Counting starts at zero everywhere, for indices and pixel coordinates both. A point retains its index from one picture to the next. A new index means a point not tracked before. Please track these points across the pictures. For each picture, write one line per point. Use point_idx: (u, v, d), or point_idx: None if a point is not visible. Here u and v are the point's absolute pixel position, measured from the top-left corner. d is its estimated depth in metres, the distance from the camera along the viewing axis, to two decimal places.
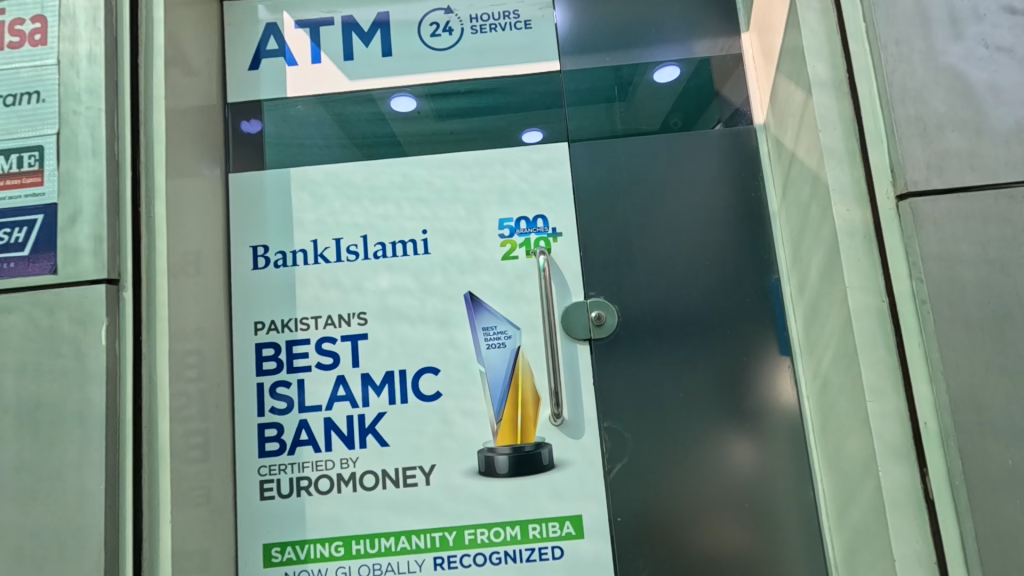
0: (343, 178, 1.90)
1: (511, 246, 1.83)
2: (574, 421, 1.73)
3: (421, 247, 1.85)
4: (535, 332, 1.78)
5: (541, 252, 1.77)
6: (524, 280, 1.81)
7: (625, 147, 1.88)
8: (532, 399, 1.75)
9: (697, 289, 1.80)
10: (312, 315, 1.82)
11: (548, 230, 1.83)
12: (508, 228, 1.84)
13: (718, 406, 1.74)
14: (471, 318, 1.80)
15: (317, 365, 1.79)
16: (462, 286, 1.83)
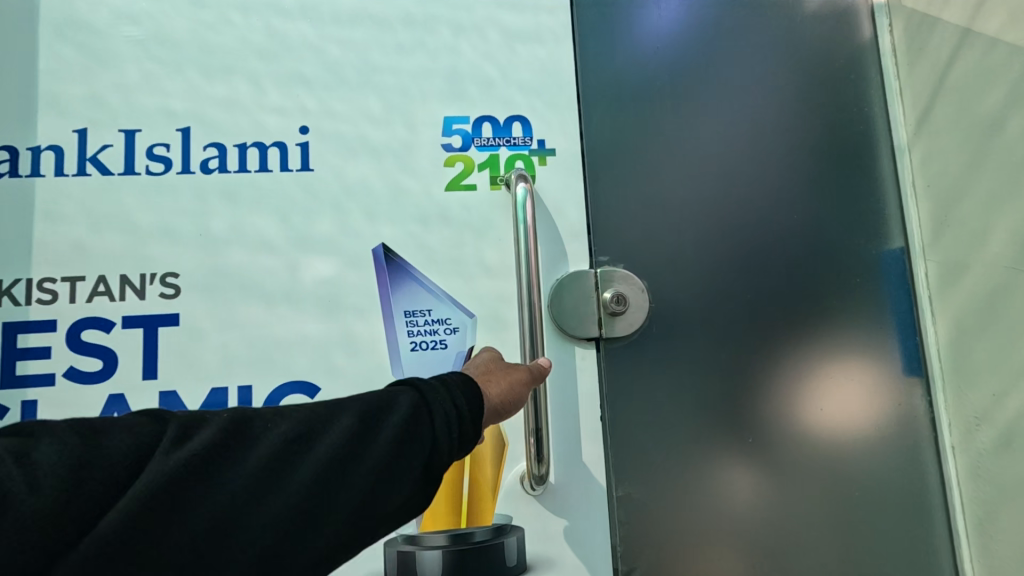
0: (147, 21, 1.01)
1: (466, 166, 1.03)
2: (566, 487, 0.96)
3: (296, 159, 1.00)
4: (500, 324, 0.99)
5: (521, 174, 0.97)
6: (484, 230, 1.01)
7: (659, 13, 1.12)
8: (490, 444, 0.96)
9: (774, 262, 1.06)
10: (65, 275, 0.93)
11: (530, 145, 1.04)
12: (460, 136, 1.03)
13: (800, 465, 1.01)
14: (385, 292, 0.98)
15: (69, 373, 0.91)
16: (370, 235, 1.00)
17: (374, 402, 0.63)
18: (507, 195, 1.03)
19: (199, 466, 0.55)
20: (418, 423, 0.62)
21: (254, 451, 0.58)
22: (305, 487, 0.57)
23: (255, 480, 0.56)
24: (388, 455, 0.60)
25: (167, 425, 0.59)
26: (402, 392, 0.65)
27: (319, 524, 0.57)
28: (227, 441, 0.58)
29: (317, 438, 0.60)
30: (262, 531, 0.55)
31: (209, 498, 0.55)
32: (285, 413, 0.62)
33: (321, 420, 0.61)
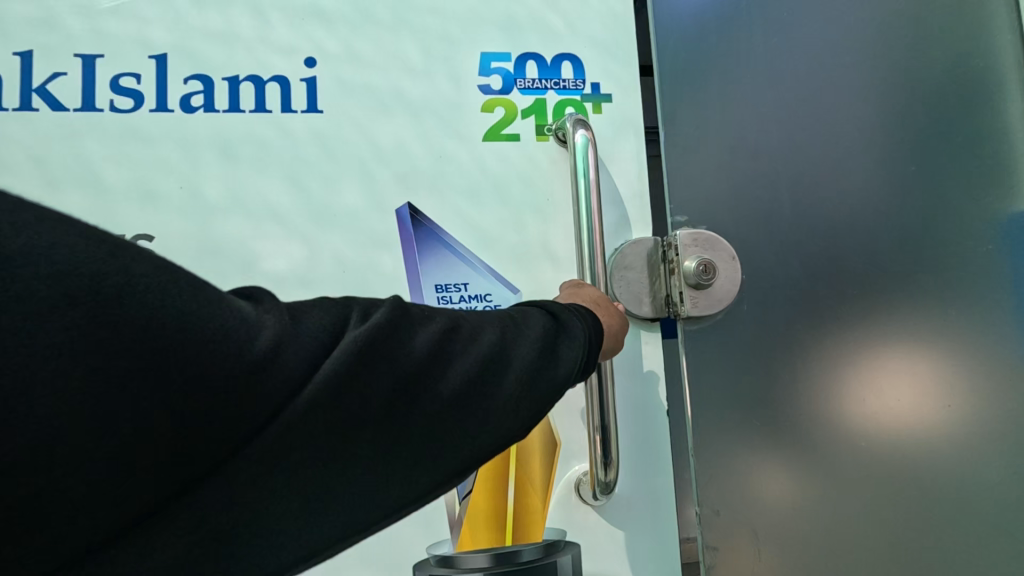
0: None
1: (507, 112, 0.86)
2: (632, 495, 0.81)
3: (301, 98, 0.82)
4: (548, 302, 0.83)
5: (578, 121, 0.81)
6: (529, 190, 0.85)
7: None
8: (539, 445, 0.81)
9: (875, 227, 0.89)
10: None
11: (582, 89, 0.87)
12: (500, 76, 0.86)
13: (895, 454, 0.85)
14: (411, 261, 0.82)
15: None
16: (392, 193, 0.82)
17: (518, 315, 0.59)
18: (557, 148, 0.86)
19: (364, 349, 0.48)
20: (569, 348, 0.59)
21: (415, 343, 0.51)
22: (462, 394, 0.51)
23: (414, 376, 0.50)
24: (541, 372, 0.55)
25: (318, 305, 0.51)
26: (540, 311, 0.61)
27: (471, 433, 0.52)
28: (389, 332, 0.50)
29: (474, 340, 0.54)
30: (422, 431, 0.50)
31: (368, 390, 0.48)
32: (430, 311, 0.56)
33: (472, 322, 0.56)
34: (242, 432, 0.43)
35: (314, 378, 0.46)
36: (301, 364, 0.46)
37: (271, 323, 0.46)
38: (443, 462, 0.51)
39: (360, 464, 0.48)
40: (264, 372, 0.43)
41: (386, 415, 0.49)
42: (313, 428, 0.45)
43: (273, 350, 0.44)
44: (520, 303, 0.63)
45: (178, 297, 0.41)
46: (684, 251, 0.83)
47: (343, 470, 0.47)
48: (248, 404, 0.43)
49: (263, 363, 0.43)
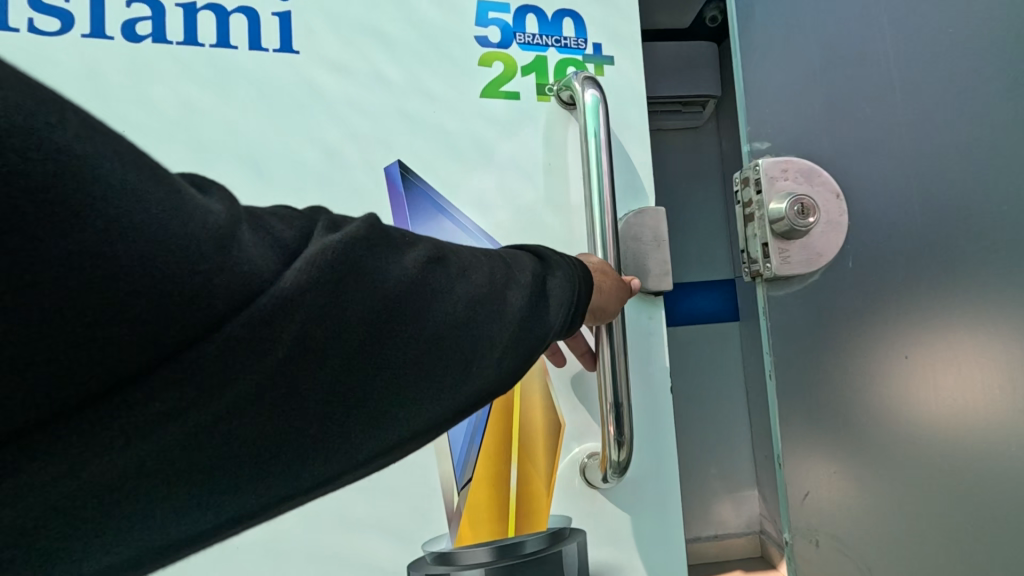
0: None
1: (506, 68, 0.78)
2: (641, 474, 0.78)
3: (270, 35, 0.71)
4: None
5: (584, 77, 0.75)
6: (529, 154, 0.79)
7: None
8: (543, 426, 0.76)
9: (959, 176, 0.76)
10: None
11: (585, 49, 0.82)
12: (498, 28, 0.78)
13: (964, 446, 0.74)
14: (403, 224, 0.73)
15: None
16: (379, 150, 0.75)
17: (511, 259, 0.52)
18: (561, 111, 0.81)
19: (341, 256, 0.39)
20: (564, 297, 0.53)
21: (398, 262, 0.43)
22: (453, 328, 0.44)
23: (398, 298, 0.41)
24: (533, 316, 0.49)
25: (288, 217, 0.43)
26: (531, 256, 0.54)
27: (452, 375, 0.44)
28: (370, 246, 0.42)
29: (466, 272, 0.47)
30: (396, 369, 0.41)
31: (332, 308, 0.38)
32: (411, 236, 0.47)
33: (461, 254, 0.48)
34: (178, 339, 0.33)
35: (278, 283, 0.36)
36: (266, 269, 0.37)
37: (233, 219, 0.37)
38: (417, 407, 0.42)
39: (316, 404, 0.38)
40: (220, 269, 0.34)
41: (363, 341, 0.39)
42: (274, 346, 0.36)
43: (237, 249, 0.35)
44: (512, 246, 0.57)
45: (111, 162, 0.31)
46: (770, 191, 0.73)
47: (300, 401, 0.37)
48: (191, 307, 0.33)
49: (221, 258, 0.34)
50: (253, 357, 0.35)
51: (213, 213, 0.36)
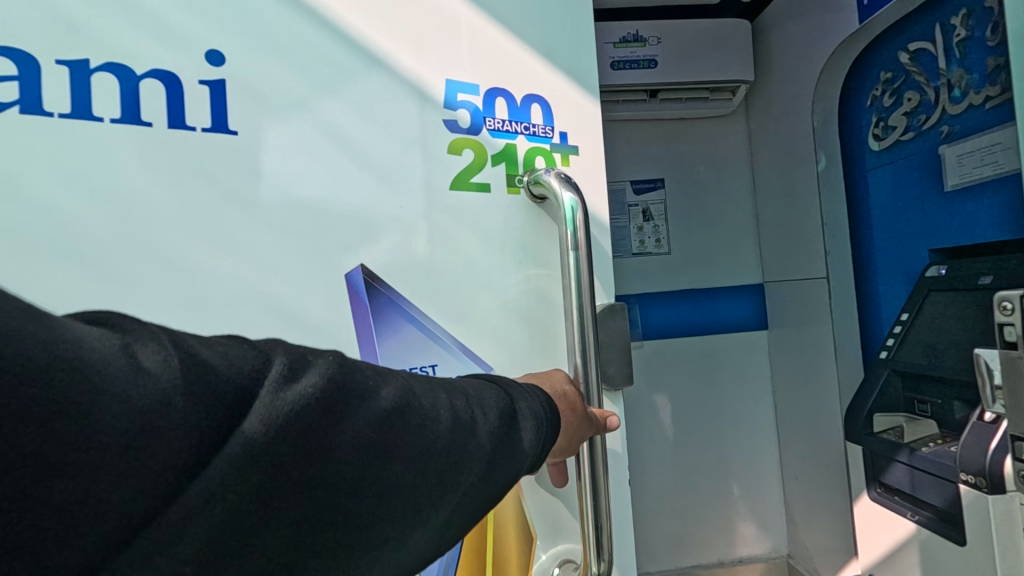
0: None
1: (475, 156, 0.83)
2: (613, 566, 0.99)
3: (201, 110, 0.64)
4: (518, 338, 0.87)
5: (561, 176, 0.83)
6: (499, 246, 0.85)
7: None
8: (516, 537, 0.93)
9: None
10: None
11: (552, 137, 0.91)
12: (466, 111, 0.83)
13: None
14: (364, 333, 0.73)
15: None
16: (345, 230, 0.72)
17: (471, 401, 0.57)
18: (529, 200, 0.89)
19: (317, 412, 0.43)
20: (517, 437, 0.58)
21: (363, 409, 0.47)
22: (413, 471, 0.48)
23: (360, 448, 0.45)
24: (485, 462, 0.54)
25: (223, 351, 0.42)
26: (489, 397, 0.59)
27: (405, 521, 0.47)
28: (333, 395, 0.45)
29: (424, 416, 0.51)
30: (374, 512, 0.45)
31: (328, 462, 0.43)
32: (392, 381, 0.52)
33: (425, 397, 0.53)
34: (121, 514, 0.34)
35: (243, 445, 0.39)
36: (199, 438, 0.38)
37: (173, 382, 0.38)
38: (366, 553, 0.45)
39: (310, 550, 0.42)
40: (151, 445, 0.35)
41: (321, 489, 0.42)
42: (229, 502, 0.38)
43: (168, 416, 0.36)
44: (487, 378, 0.64)
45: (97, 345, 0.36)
46: None
47: (249, 556, 0.39)
48: (126, 485, 0.34)
49: (152, 433, 0.35)
50: (208, 521, 0.37)
51: (140, 377, 0.36)
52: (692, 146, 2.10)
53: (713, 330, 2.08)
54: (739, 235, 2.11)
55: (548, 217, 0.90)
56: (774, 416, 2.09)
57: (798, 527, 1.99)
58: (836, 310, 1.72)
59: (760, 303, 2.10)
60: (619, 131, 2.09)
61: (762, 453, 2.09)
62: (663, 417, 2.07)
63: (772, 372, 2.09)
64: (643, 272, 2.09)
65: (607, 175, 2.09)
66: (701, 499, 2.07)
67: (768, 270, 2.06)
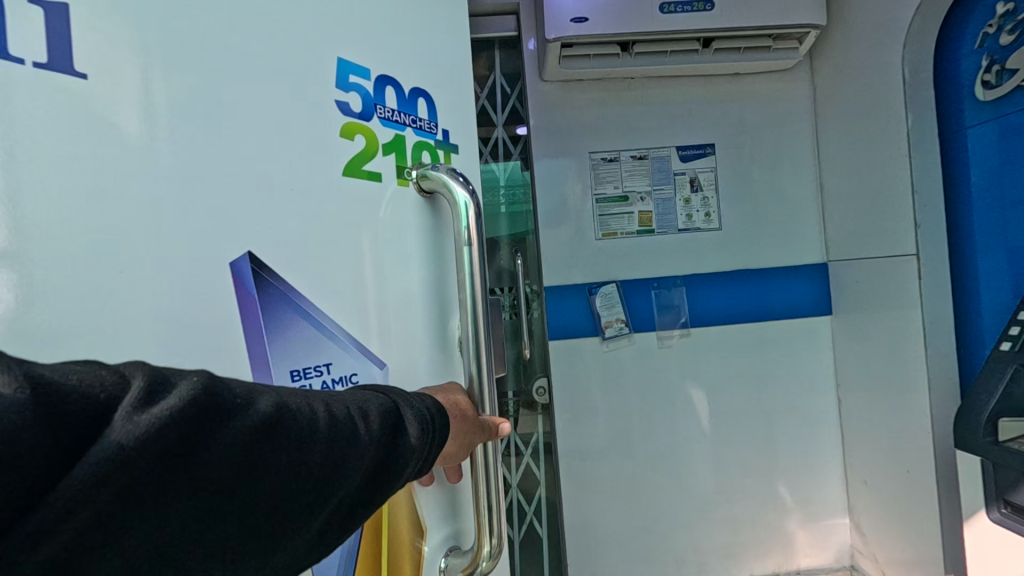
0: None
1: (367, 144, 0.80)
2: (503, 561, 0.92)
3: (35, 42, 0.48)
4: (404, 331, 0.85)
5: (449, 167, 0.85)
6: (392, 236, 0.83)
7: None
8: (408, 528, 0.83)
9: None
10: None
11: (435, 133, 0.95)
12: (358, 96, 0.79)
13: None
14: (254, 330, 0.63)
15: None
16: (252, 215, 0.63)
17: (357, 405, 0.52)
18: (416, 192, 0.88)
19: (182, 439, 0.37)
20: (412, 456, 0.54)
21: (239, 415, 0.41)
22: (297, 479, 0.43)
23: (230, 473, 0.39)
24: (372, 476, 0.49)
25: (75, 378, 0.36)
26: (377, 401, 0.55)
27: (287, 535, 0.42)
28: (203, 411, 0.39)
29: (312, 423, 0.46)
30: (243, 550, 0.40)
31: (191, 495, 0.37)
32: (279, 396, 0.46)
33: (315, 412, 0.47)
34: None
35: (85, 483, 0.33)
36: (45, 467, 0.32)
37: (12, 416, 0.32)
38: None
39: None
40: (1, 467, 0.31)
41: (181, 511, 0.37)
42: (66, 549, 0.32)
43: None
44: (384, 389, 0.59)
45: None
46: None
47: None
48: None
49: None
50: (39, 559, 0.31)
51: None
52: (747, 105, 1.85)
53: (767, 315, 1.85)
54: (800, 207, 1.86)
55: (433, 208, 0.91)
56: (837, 412, 1.87)
57: (865, 532, 1.79)
58: (924, 293, 1.47)
59: (824, 285, 1.85)
60: (662, 89, 1.84)
61: (823, 454, 1.87)
62: (703, 412, 1.87)
63: (835, 362, 1.86)
64: (687, 250, 1.85)
65: (650, 139, 1.85)
66: (751, 504, 1.87)
67: (834, 246, 1.81)
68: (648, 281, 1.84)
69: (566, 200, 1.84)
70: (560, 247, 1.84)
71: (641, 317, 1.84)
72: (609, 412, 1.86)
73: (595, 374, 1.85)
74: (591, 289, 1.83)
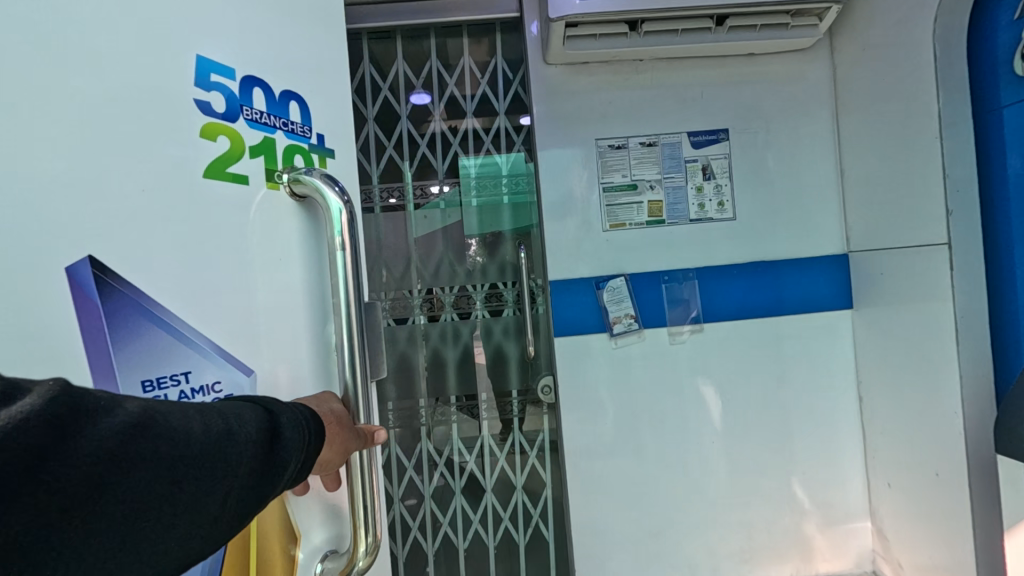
0: None
1: (231, 145, 0.82)
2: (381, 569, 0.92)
3: None
4: (277, 333, 0.88)
5: (317, 170, 0.88)
6: (264, 241, 0.86)
7: None
8: (278, 534, 0.83)
9: None
10: None
11: (310, 137, 0.98)
12: (221, 96, 0.81)
13: None
14: (98, 341, 0.65)
15: None
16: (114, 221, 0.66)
17: (233, 410, 0.59)
18: (288, 195, 0.91)
19: (47, 437, 0.44)
20: (281, 459, 0.61)
21: (108, 419, 0.49)
22: (164, 473, 0.50)
23: (91, 468, 0.46)
24: (243, 473, 0.56)
25: None
26: (251, 408, 0.61)
27: (149, 523, 0.49)
28: (66, 416, 0.46)
29: (181, 426, 0.53)
30: (103, 532, 0.47)
31: (53, 487, 0.44)
32: (146, 405, 0.53)
33: (183, 416, 0.54)
34: None
35: None
36: None
37: None
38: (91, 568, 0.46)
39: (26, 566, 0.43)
40: None
41: (44, 500, 0.44)
42: None
43: None
44: (266, 399, 0.66)
45: None
46: None
47: None
48: None
49: None
50: None
51: None
52: (763, 89, 1.75)
53: (784, 310, 1.76)
54: (818, 196, 1.76)
55: (308, 212, 0.94)
56: (858, 411, 1.78)
57: (889, 538, 1.70)
58: (955, 285, 1.38)
59: (846, 278, 1.76)
60: (673, 73, 1.75)
61: (843, 456, 1.78)
62: (715, 412, 1.79)
63: (856, 359, 1.76)
64: (699, 241, 1.76)
65: (659, 125, 1.76)
66: (767, 508, 1.79)
67: (856, 236, 1.71)
68: (657, 274, 1.76)
69: (572, 189, 1.75)
70: (565, 239, 1.75)
71: (650, 312, 1.76)
72: (617, 411, 1.78)
73: (603, 373, 1.77)
74: (599, 282, 1.75)
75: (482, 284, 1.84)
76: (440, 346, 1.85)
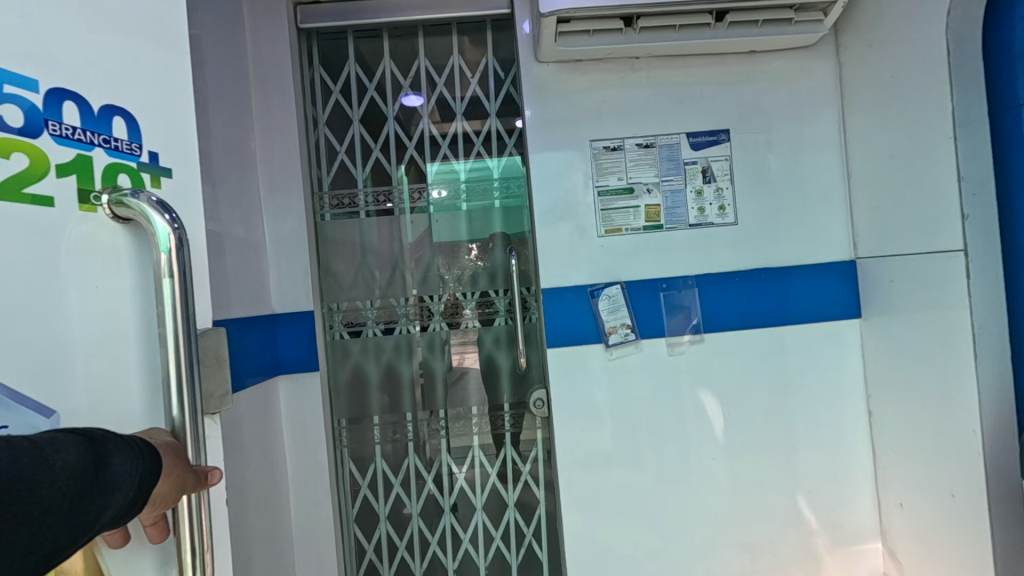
0: None
1: (31, 164, 0.64)
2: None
3: None
4: (93, 379, 0.70)
5: (148, 194, 0.73)
6: (82, 265, 0.70)
7: None
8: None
9: None
10: None
11: (139, 155, 0.79)
12: (18, 109, 0.63)
13: None
14: None
15: None
16: None
17: (47, 436, 0.57)
18: (108, 218, 0.74)
19: None
20: (102, 495, 0.58)
21: None
22: None
23: None
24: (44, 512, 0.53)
25: None
26: (72, 441, 0.58)
27: None
28: None
29: None
30: None
31: None
32: None
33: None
34: None
35: None
36: None
37: None
38: None
39: None
40: None
41: None
42: None
43: None
44: (99, 431, 0.61)
45: None
46: None
47: None
48: None
49: None
50: None
51: None
52: (762, 87, 1.67)
53: (788, 319, 1.68)
54: (821, 199, 1.68)
55: (133, 238, 0.77)
56: (868, 425, 1.69)
57: (900, 558, 1.61)
58: (973, 293, 1.29)
59: (853, 284, 1.68)
60: (669, 72, 1.68)
61: (851, 472, 1.69)
62: (716, 424, 1.70)
63: (864, 370, 1.68)
64: (698, 247, 1.68)
65: (653, 125, 1.68)
66: (773, 526, 1.70)
67: (864, 241, 1.63)
68: (655, 282, 1.68)
69: (564, 194, 1.67)
70: (557, 246, 1.67)
71: (647, 322, 1.67)
72: (613, 425, 1.69)
73: (597, 385, 1.68)
74: (593, 290, 1.67)
75: (472, 291, 1.76)
76: (428, 358, 1.77)
